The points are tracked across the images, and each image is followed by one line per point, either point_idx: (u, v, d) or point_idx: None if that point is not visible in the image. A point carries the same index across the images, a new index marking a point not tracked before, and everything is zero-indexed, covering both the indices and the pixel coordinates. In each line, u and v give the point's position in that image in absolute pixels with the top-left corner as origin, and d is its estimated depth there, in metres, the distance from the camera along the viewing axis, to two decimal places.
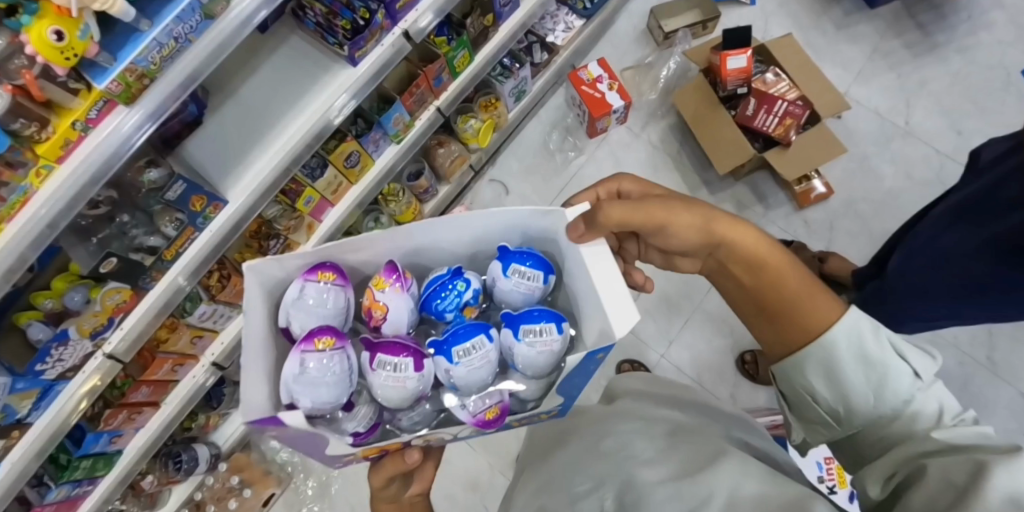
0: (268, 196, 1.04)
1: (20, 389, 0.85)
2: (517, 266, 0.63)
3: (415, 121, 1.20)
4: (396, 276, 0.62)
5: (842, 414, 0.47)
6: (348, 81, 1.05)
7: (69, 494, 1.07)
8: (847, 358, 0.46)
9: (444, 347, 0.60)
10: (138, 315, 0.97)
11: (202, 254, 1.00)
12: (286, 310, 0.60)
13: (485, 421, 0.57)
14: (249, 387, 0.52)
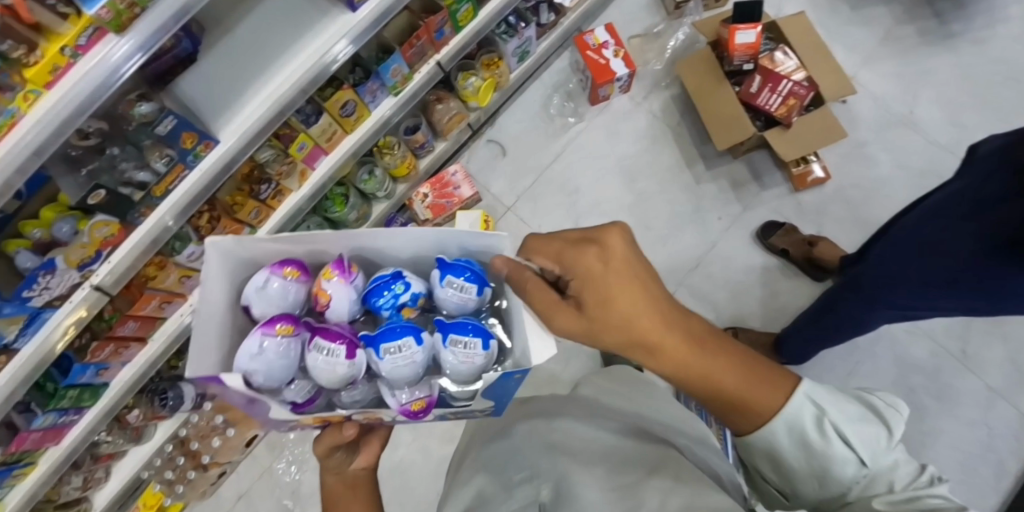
0: (260, 140, 1.03)
1: (7, 315, 0.86)
2: (453, 277, 0.57)
3: (415, 74, 1.18)
4: (342, 267, 0.59)
5: (793, 492, 0.43)
6: (348, 25, 1.03)
7: (55, 422, 1.09)
8: (792, 448, 0.42)
9: (375, 340, 0.56)
10: (124, 251, 0.97)
11: (187, 193, 0.99)
12: (248, 292, 0.58)
13: (411, 412, 0.53)
14: (199, 355, 0.49)
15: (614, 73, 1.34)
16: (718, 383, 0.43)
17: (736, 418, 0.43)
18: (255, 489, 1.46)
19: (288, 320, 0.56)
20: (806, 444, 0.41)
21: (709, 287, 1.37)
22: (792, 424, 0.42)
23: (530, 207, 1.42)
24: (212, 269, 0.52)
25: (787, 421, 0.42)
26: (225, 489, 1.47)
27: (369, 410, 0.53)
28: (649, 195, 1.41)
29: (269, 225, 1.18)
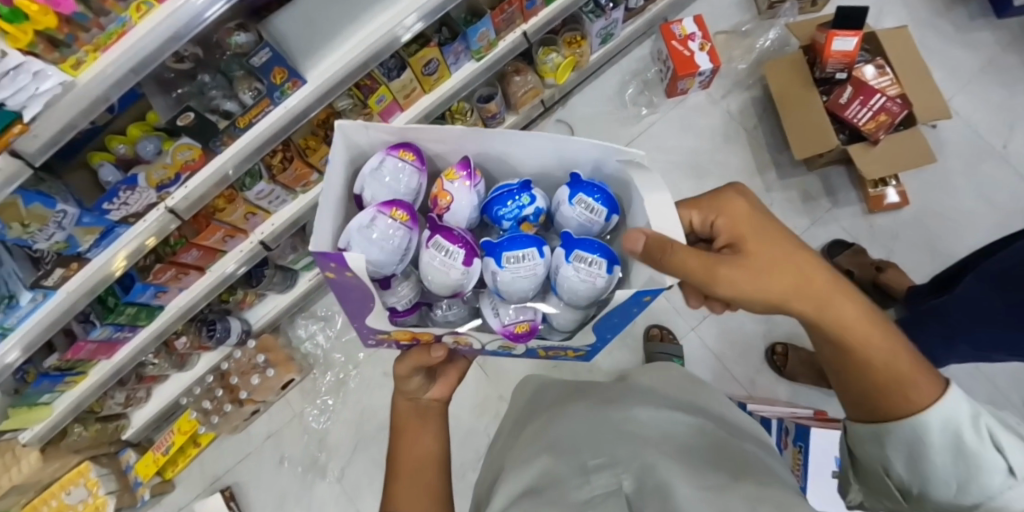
0: (345, 87, 1.00)
1: (86, 224, 0.89)
2: (585, 197, 0.63)
3: (499, 43, 1.17)
4: (467, 171, 0.66)
5: (915, 492, 0.44)
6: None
7: (110, 336, 1.15)
8: (933, 441, 0.42)
9: (497, 250, 0.63)
10: (201, 179, 0.96)
11: (273, 132, 0.97)
12: (363, 177, 0.67)
13: (514, 333, 0.63)
14: (319, 231, 0.58)
15: (697, 67, 1.32)
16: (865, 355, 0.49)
17: (886, 398, 0.46)
18: (284, 431, 1.51)
19: (403, 207, 0.64)
20: (950, 444, 0.40)
21: None
22: (942, 423, 0.41)
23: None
24: (337, 147, 0.63)
25: (940, 420, 0.42)
26: (256, 427, 1.52)
27: (463, 335, 0.60)
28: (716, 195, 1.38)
29: None
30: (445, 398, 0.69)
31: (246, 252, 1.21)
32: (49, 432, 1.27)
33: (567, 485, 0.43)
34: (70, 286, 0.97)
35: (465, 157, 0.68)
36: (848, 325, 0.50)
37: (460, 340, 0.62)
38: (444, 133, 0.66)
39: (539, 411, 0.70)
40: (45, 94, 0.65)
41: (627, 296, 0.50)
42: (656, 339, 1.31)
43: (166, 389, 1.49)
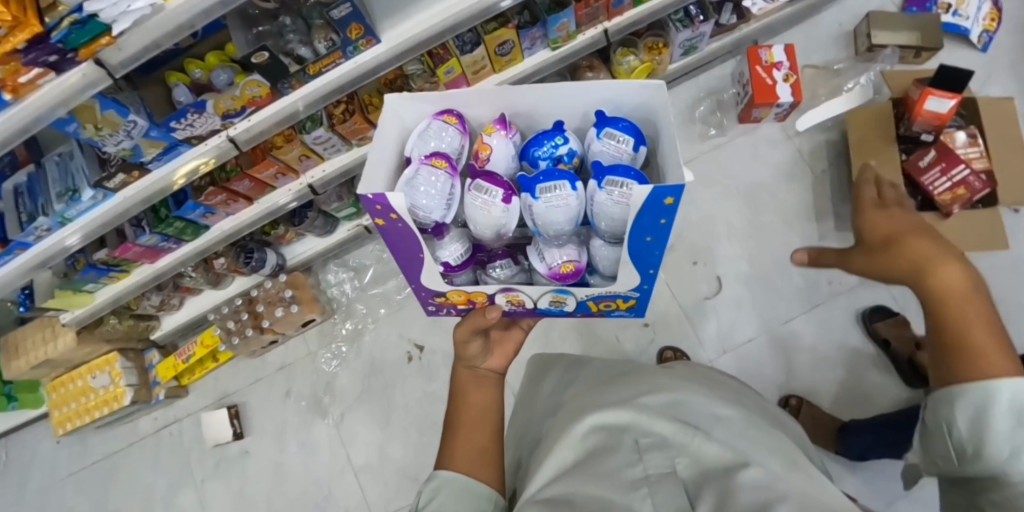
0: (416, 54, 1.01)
1: (152, 138, 0.93)
2: (610, 130, 0.75)
3: (578, 36, 1.16)
4: (503, 125, 0.78)
5: (969, 453, 0.44)
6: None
7: (156, 244, 1.22)
8: (1001, 408, 0.42)
9: (531, 185, 0.73)
10: (263, 114, 0.98)
11: (342, 84, 0.98)
12: (411, 142, 0.79)
13: (560, 273, 0.78)
14: (371, 179, 0.71)
15: (777, 98, 1.31)
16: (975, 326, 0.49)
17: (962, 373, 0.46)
18: (298, 365, 1.59)
19: (445, 159, 0.73)
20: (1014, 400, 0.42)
21: (789, 345, 1.30)
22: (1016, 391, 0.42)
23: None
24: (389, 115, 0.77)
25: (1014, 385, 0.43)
26: (271, 356, 1.61)
27: (508, 289, 0.77)
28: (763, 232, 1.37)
29: None
30: (501, 369, 0.70)
31: (295, 191, 1.25)
32: (88, 317, 1.37)
33: (616, 456, 0.42)
34: (130, 191, 1.03)
35: (502, 116, 0.80)
36: (943, 292, 0.52)
37: (512, 297, 0.80)
38: (484, 96, 0.78)
39: (581, 387, 0.69)
40: (134, 10, 0.68)
41: (647, 194, 0.58)
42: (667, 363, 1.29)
43: (196, 303, 1.56)
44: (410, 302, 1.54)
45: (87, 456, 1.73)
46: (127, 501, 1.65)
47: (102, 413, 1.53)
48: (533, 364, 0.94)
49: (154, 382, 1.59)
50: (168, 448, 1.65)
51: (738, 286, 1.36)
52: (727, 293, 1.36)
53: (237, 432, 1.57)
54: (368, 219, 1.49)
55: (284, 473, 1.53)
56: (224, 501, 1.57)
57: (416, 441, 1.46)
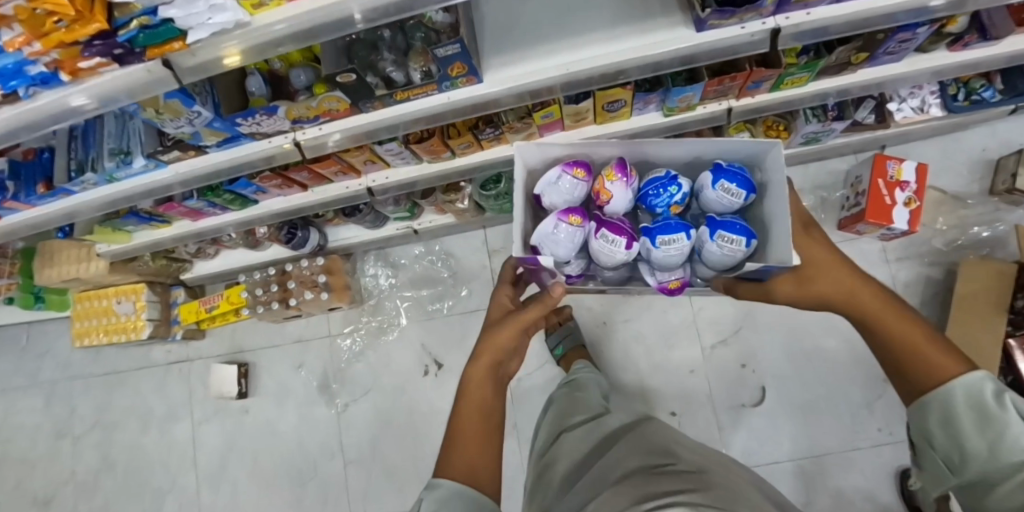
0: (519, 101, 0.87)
1: (214, 128, 0.84)
2: (726, 183, 0.78)
3: (697, 107, 1.02)
4: (623, 173, 0.80)
5: (957, 462, 0.48)
6: (673, 45, 0.78)
7: (202, 209, 1.18)
8: (970, 410, 0.48)
9: (653, 233, 0.78)
10: (338, 128, 0.88)
11: (431, 115, 0.87)
12: (542, 187, 0.82)
13: (669, 289, 0.83)
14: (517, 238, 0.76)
15: (891, 222, 1.20)
16: (901, 336, 0.57)
17: (917, 384, 0.53)
18: (315, 343, 1.57)
19: (577, 214, 0.78)
20: (976, 402, 0.48)
21: (812, 479, 1.25)
22: (974, 393, 0.48)
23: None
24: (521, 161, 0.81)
25: (967, 384, 0.49)
26: (292, 326, 1.59)
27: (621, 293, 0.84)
28: (824, 354, 1.33)
29: (471, 159, 1.12)
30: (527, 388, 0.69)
31: (352, 191, 1.18)
32: (122, 253, 1.35)
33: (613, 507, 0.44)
34: (180, 169, 0.95)
35: (621, 159, 0.82)
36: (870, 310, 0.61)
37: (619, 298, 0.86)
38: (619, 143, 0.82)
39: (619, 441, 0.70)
40: (218, 25, 0.58)
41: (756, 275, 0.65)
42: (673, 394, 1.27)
43: (231, 258, 1.53)
44: (442, 316, 1.49)
45: (100, 362, 1.75)
46: (127, 414, 1.67)
47: (121, 340, 1.55)
48: (559, 406, 0.96)
49: (175, 320, 1.60)
50: (174, 381, 1.65)
51: (779, 402, 1.31)
52: (772, 408, 1.31)
53: (241, 391, 1.57)
54: (421, 224, 1.41)
55: (278, 440, 1.53)
56: (215, 446, 1.57)
57: (411, 453, 1.44)
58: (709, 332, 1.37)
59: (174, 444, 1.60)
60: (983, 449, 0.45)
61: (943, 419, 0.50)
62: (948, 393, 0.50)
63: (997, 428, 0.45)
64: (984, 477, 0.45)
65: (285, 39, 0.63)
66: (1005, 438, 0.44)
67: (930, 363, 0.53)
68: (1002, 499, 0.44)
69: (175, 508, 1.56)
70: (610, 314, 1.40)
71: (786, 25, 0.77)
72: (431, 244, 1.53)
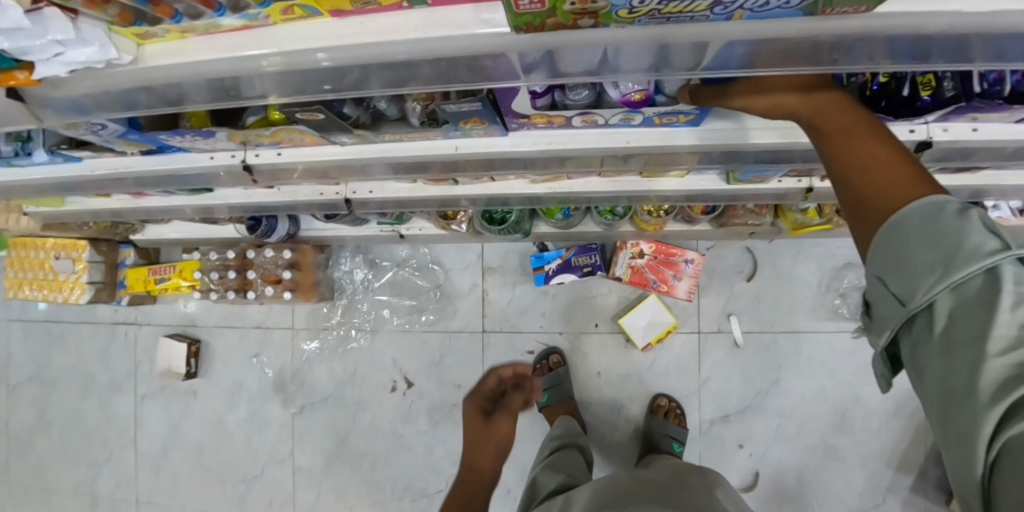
0: (548, 160, 0.67)
1: (130, 140, 0.62)
2: None
3: (772, 180, 0.90)
4: None
5: (901, 296, 0.32)
6: (774, 135, 0.62)
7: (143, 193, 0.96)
8: (921, 227, 0.31)
9: None
10: (300, 160, 0.66)
11: (428, 161, 0.65)
12: None
13: (631, 102, 0.54)
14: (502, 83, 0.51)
15: None
16: (843, 140, 0.37)
17: (867, 230, 0.34)
18: (276, 333, 1.40)
19: None
20: (927, 217, 0.31)
21: None
22: (929, 208, 0.31)
23: (720, 346, 1.31)
24: None
25: (923, 204, 0.32)
26: (253, 310, 1.42)
27: (591, 115, 0.56)
28: (823, 447, 1.28)
29: (475, 189, 0.94)
30: None
31: (326, 199, 0.97)
32: (56, 218, 1.14)
33: None
34: (97, 167, 0.73)
35: None
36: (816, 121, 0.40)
37: (589, 118, 0.58)
38: None
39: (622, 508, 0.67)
40: (80, 63, 0.36)
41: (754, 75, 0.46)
42: (659, 412, 1.27)
43: (188, 229, 1.29)
44: (422, 332, 1.35)
45: (35, 308, 1.54)
46: (65, 375, 1.52)
47: (52, 298, 1.34)
48: (558, 456, 0.95)
49: (121, 284, 1.40)
50: (117, 346, 1.49)
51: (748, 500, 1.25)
52: (754, 492, 1.30)
53: (190, 372, 1.41)
54: (408, 229, 1.20)
55: (225, 434, 1.42)
56: (159, 426, 1.46)
57: (365, 472, 1.36)
58: (711, 406, 1.31)
59: (116, 415, 1.49)
60: (931, 273, 0.31)
61: (884, 249, 0.33)
62: (897, 218, 0.32)
63: (951, 240, 0.30)
64: (945, 321, 0.30)
65: (198, 88, 0.40)
66: (963, 251, 0.30)
67: (884, 183, 0.34)
68: (961, 357, 0.29)
69: (111, 482, 1.49)
70: (608, 365, 1.32)
71: (940, 138, 0.63)
72: (420, 248, 1.34)
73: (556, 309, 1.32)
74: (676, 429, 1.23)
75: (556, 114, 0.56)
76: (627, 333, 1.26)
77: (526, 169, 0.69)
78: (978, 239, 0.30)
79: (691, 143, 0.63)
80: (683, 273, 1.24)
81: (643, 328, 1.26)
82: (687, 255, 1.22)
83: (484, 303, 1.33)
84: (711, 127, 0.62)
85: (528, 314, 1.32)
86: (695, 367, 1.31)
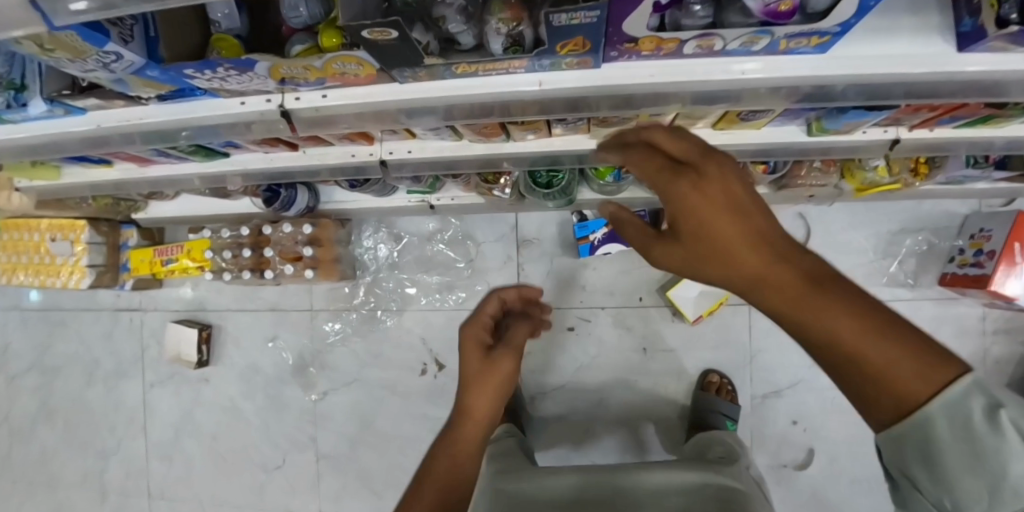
0: (639, 105, 0.58)
1: (148, 77, 0.51)
2: None
3: (858, 131, 0.82)
4: None
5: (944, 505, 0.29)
6: (909, 67, 0.53)
7: (149, 157, 0.85)
8: (943, 440, 0.28)
9: None
10: (350, 102, 0.56)
11: (508, 104, 0.56)
12: None
13: (773, 14, 0.43)
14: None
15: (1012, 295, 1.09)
16: (792, 305, 0.31)
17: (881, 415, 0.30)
18: (293, 316, 1.31)
19: None
20: (955, 429, 0.28)
21: None
22: (951, 413, 0.28)
23: (771, 317, 1.24)
24: None
25: (948, 403, 0.28)
26: (267, 292, 1.31)
27: (713, 37, 0.47)
28: None
29: (532, 147, 0.85)
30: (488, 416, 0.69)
31: (359, 160, 0.87)
32: (50, 193, 1.01)
33: None
34: (105, 119, 0.62)
35: None
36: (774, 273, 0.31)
37: (704, 43, 0.48)
38: None
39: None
40: None
41: None
42: (711, 388, 1.20)
43: (191, 204, 1.15)
44: (453, 310, 1.25)
45: (31, 293, 1.43)
46: (67, 363, 1.42)
47: (47, 283, 1.22)
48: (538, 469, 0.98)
49: (125, 267, 1.27)
50: (121, 333, 1.39)
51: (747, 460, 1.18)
52: (803, 468, 1.25)
53: (201, 359, 1.32)
54: (439, 199, 1.10)
55: (241, 421, 1.34)
56: (170, 414, 1.37)
57: (393, 459, 1.27)
58: (760, 380, 1.25)
59: (123, 404, 1.39)
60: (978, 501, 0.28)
61: (914, 461, 0.29)
62: (920, 418, 0.28)
63: (990, 459, 0.27)
64: None
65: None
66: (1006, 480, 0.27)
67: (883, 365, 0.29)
68: None
69: (122, 473, 1.40)
70: (653, 340, 1.24)
71: None
72: (450, 219, 1.24)
73: (597, 282, 1.24)
74: (729, 405, 1.17)
75: (670, 37, 0.46)
76: (676, 306, 1.19)
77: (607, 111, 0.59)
78: (997, 435, 0.27)
79: (810, 71, 0.54)
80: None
81: (694, 300, 1.18)
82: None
83: (520, 278, 1.24)
84: (836, 54, 0.53)
85: (567, 287, 1.24)
86: (745, 339, 1.25)
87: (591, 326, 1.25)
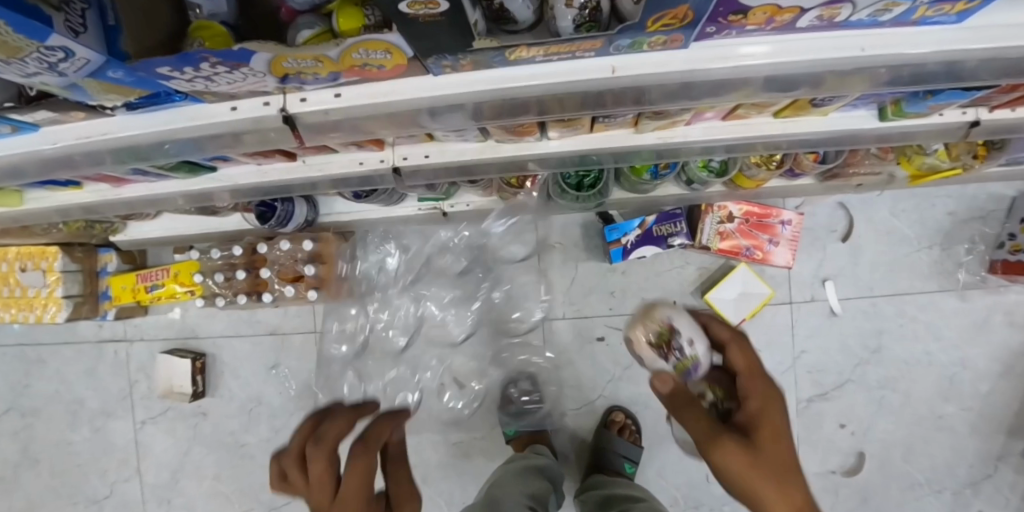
0: (726, 96, 0.51)
1: (109, 80, 0.40)
2: None
3: (936, 113, 0.75)
4: None
5: None
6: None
7: (125, 175, 0.73)
8: None
9: None
10: (373, 101, 0.45)
11: (550, 98, 0.48)
12: None
13: None
14: None
15: None
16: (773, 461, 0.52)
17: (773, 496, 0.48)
18: (296, 340, 1.18)
19: None
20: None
21: None
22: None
23: (815, 316, 1.16)
24: None
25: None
26: (265, 314, 1.18)
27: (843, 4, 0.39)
28: (930, 419, 1.17)
29: (565, 145, 0.76)
30: None
31: (368, 168, 0.75)
32: (12, 220, 0.88)
33: None
34: (63, 136, 0.50)
35: None
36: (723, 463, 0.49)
37: (830, 12, 0.41)
38: None
39: None
40: None
41: None
42: (613, 427, 1.11)
43: (177, 222, 1.02)
44: (471, 325, 1.15)
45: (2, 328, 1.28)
46: (47, 403, 1.27)
47: (21, 317, 1.06)
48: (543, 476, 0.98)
49: (105, 295, 1.12)
50: (106, 368, 1.24)
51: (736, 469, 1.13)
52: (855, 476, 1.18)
53: (197, 392, 1.18)
54: (453, 206, 0.99)
55: (244, 458, 1.20)
56: (165, 454, 1.23)
57: (416, 490, 1.17)
58: (808, 382, 1.16)
59: (113, 446, 1.25)
60: None
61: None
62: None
63: None
64: None
65: None
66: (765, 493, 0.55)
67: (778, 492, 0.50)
68: None
69: None
70: None
71: None
72: (464, 226, 1.13)
73: (628, 286, 1.14)
74: (629, 447, 1.09)
75: (791, 5, 0.39)
76: (716, 310, 1.10)
77: (676, 102, 0.51)
78: None
79: (941, 48, 0.48)
80: (780, 237, 1.08)
81: (735, 301, 1.10)
82: (784, 216, 1.07)
83: (543, 286, 1.14)
84: (970, 25, 0.47)
85: (594, 294, 1.15)
86: (789, 341, 1.16)
87: (623, 335, 1.15)
